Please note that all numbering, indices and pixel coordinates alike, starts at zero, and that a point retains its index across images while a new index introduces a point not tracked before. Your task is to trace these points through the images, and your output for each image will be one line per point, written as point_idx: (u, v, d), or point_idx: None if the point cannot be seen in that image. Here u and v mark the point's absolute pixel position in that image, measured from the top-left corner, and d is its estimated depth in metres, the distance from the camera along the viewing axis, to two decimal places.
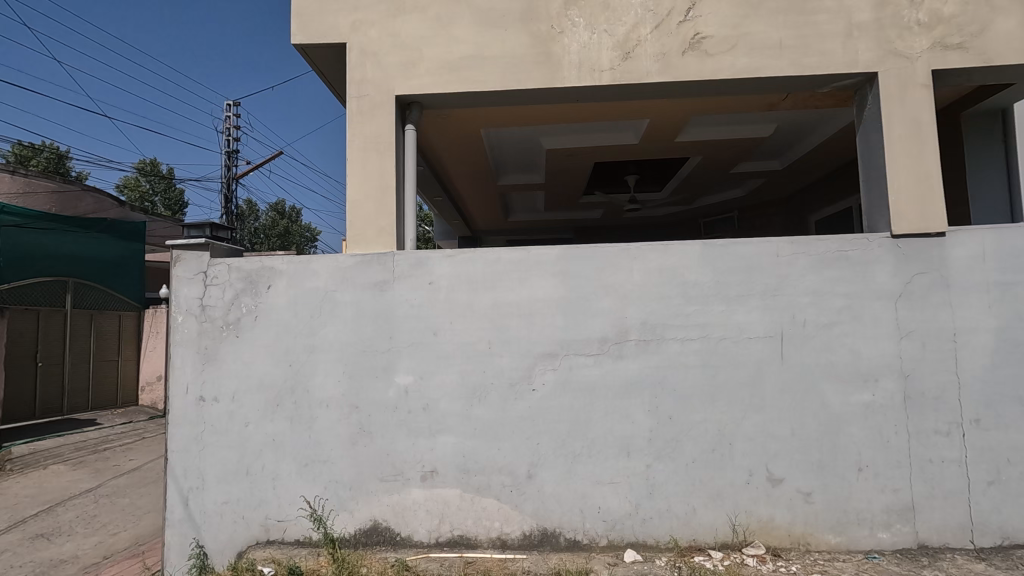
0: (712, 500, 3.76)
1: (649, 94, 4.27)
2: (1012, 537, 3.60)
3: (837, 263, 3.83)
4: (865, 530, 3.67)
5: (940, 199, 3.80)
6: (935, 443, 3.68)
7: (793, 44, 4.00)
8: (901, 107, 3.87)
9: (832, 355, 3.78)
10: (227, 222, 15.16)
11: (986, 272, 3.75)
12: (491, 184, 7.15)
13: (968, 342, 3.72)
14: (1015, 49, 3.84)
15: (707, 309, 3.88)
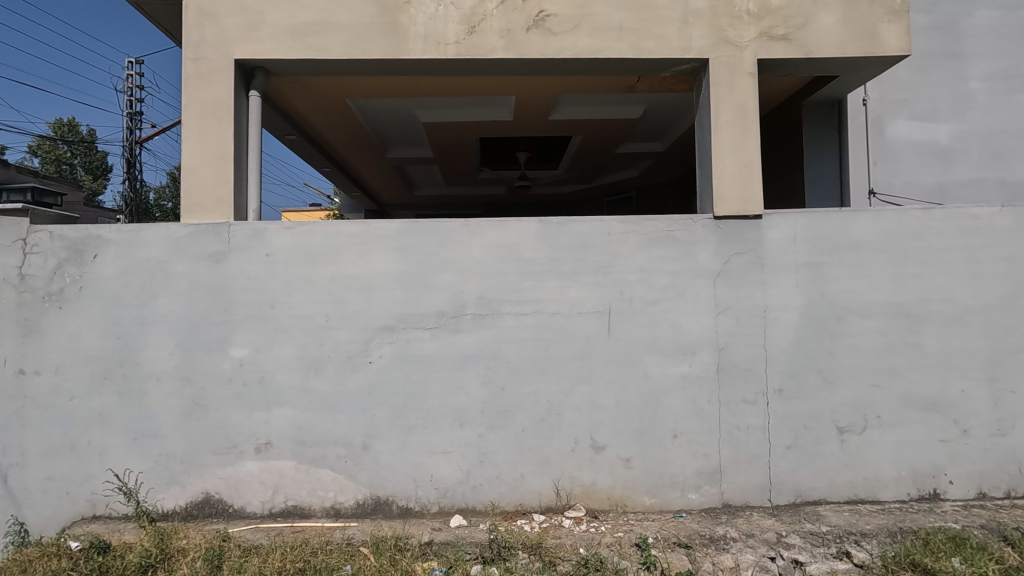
0: (539, 467, 3.94)
1: (499, 70, 4.29)
2: (805, 495, 3.95)
3: (664, 242, 4.01)
4: (677, 491, 3.94)
5: (760, 184, 4.02)
6: (743, 411, 3.97)
7: (633, 27, 4.08)
8: (729, 93, 4.04)
9: (656, 330, 3.99)
10: (132, 188, 14.34)
11: (797, 253, 4.02)
12: (380, 156, 6.99)
13: (777, 318, 4.00)
14: (834, 43, 4.06)
15: (541, 285, 3.99)
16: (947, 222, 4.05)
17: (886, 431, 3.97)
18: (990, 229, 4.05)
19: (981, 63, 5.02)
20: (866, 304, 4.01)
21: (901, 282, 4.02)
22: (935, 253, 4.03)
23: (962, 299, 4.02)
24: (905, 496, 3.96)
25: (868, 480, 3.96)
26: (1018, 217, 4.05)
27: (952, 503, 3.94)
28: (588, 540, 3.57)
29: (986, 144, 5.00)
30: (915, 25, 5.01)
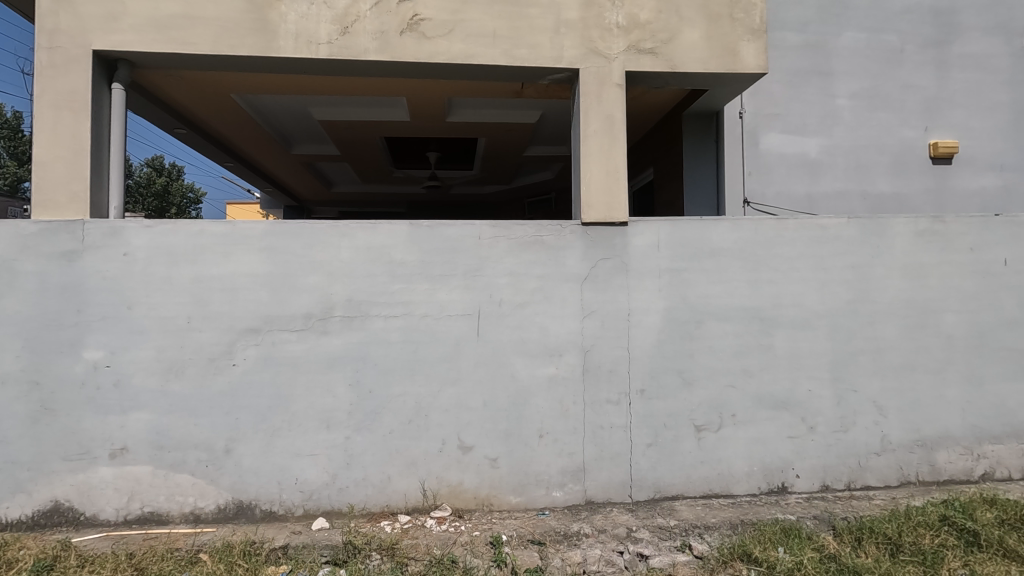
0: (406, 468, 3.97)
1: (377, 72, 4.28)
2: (663, 491, 4.14)
3: (533, 247, 4.11)
4: (542, 489, 4.06)
5: (626, 191, 4.17)
6: (607, 411, 4.12)
7: (506, 34, 4.14)
8: (598, 103, 4.17)
9: (524, 332, 4.08)
10: None
11: (660, 259, 4.19)
12: (285, 152, 6.84)
13: (640, 321, 4.16)
14: (698, 58, 4.24)
15: (411, 287, 4.02)
16: (799, 231, 4.30)
17: (740, 428, 4.20)
18: (837, 239, 4.33)
19: (848, 82, 5.35)
20: (724, 308, 4.22)
21: (756, 288, 4.25)
22: (787, 260, 4.28)
23: (811, 304, 4.29)
24: (756, 489, 4.20)
25: (722, 475, 4.18)
26: (862, 228, 4.35)
27: (798, 496, 4.21)
28: (444, 540, 3.64)
29: (851, 158, 5.33)
30: (788, 43, 5.28)
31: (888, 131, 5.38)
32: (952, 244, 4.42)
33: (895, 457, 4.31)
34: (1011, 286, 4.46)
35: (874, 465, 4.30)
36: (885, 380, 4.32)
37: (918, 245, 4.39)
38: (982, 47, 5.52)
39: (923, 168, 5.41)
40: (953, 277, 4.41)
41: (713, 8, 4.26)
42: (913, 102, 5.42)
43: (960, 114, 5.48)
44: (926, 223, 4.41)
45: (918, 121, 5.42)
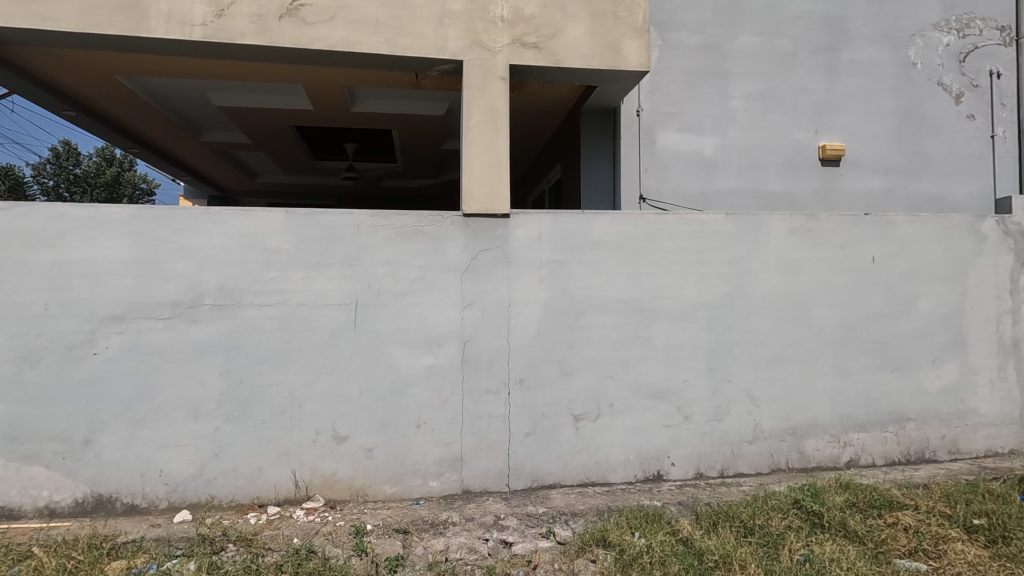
0: (278, 459, 3.92)
1: (258, 57, 4.20)
2: (541, 480, 4.20)
3: (413, 237, 4.10)
4: (418, 479, 4.06)
5: (508, 184, 4.20)
6: (485, 400, 4.15)
7: (389, 23, 4.12)
8: (481, 94, 4.19)
9: (402, 322, 4.07)
10: None
11: (541, 251, 4.24)
12: (194, 139, 6.65)
13: (520, 312, 4.20)
14: (581, 54, 4.31)
15: (285, 276, 3.95)
16: (679, 226, 4.41)
17: (618, 418, 4.30)
18: (716, 235, 4.46)
19: (742, 83, 5.52)
20: (603, 299, 4.31)
21: (636, 280, 4.35)
22: (666, 254, 4.39)
23: (689, 297, 4.41)
24: (631, 477, 4.30)
25: (599, 464, 4.27)
26: (740, 225, 4.50)
27: (672, 483, 4.33)
28: (307, 531, 3.61)
29: (745, 157, 5.50)
30: (686, 43, 5.42)
31: (781, 132, 5.58)
32: (825, 241, 4.61)
33: (767, 445, 4.48)
34: (879, 282, 4.69)
35: (747, 453, 4.46)
36: (759, 371, 4.49)
37: (793, 242, 4.57)
38: (870, 55, 5.79)
39: (813, 169, 5.63)
40: (825, 272, 4.61)
41: (598, 5, 4.34)
42: (804, 105, 5.64)
43: (849, 118, 5.73)
44: (801, 221, 4.59)
45: (809, 124, 5.64)
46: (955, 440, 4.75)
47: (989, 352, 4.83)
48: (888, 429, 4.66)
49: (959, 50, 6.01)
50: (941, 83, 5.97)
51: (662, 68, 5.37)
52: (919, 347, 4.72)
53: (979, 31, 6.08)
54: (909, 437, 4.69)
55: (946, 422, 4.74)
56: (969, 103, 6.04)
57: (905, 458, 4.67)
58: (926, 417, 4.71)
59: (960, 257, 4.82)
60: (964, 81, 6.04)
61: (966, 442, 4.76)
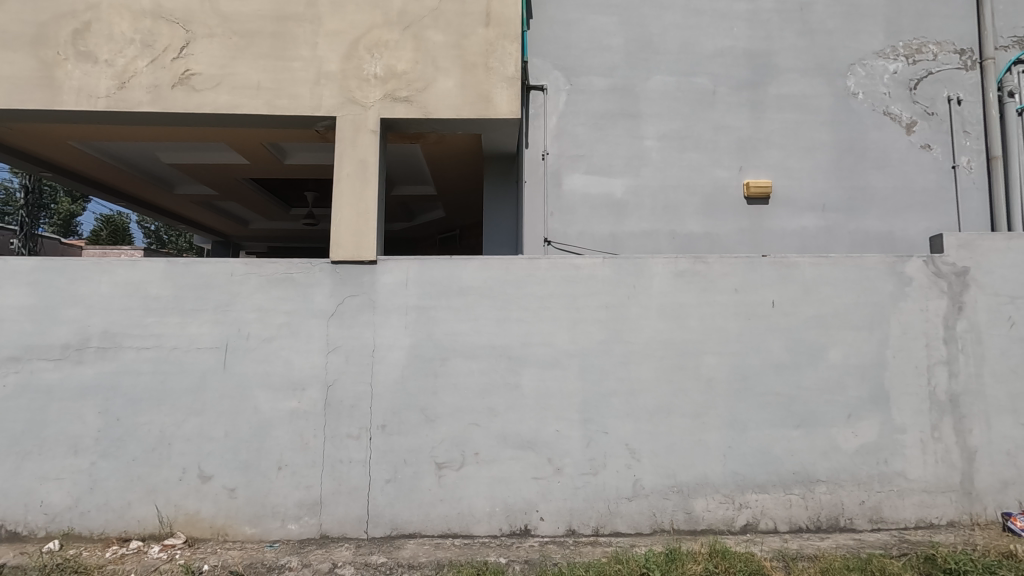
0: (145, 495, 4.12)
1: (160, 122, 4.64)
2: (400, 528, 4.14)
3: (283, 283, 4.31)
4: (277, 522, 4.13)
5: (376, 232, 4.34)
6: (346, 445, 4.19)
7: (269, 86, 4.46)
8: (352, 148, 4.40)
9: (268, 365, 4.24)
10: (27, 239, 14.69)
11: (407, 297, 4.31)
12: (170, 192, 7.34)
13: (384, 357, 4.26)
14: (451, 105, 4.44)
15: (163, 320, 4.25)
16: (551, 271, 4.36)
17: (482, 467, 4.20)
18: (592, 279, 4.37)
19: (656, 123, 5.42)
20: (470, 345, 4.29)
21: (504, 326, 4.31)
22: (537, 299, 4.34)
23: (560, 343, 4.30)
24: (496, 531, 4.15)
25: (462, 515, 4.15)
26: (618, 269, 4.38)
27: (539, 539, 4.12)
28: (146, 567, 3.75)
29: (659, 199, 5.36)
30: (595, 87, 5.43)
31: (699, 172, 5.40)
32: (713, 285, 4.37)
33: (648, 503, 4.18)
34: (778, 329, 4.35)
35: (625, 511, 4.18)
36: (639, 422, 4.25)
37: (677, 286, 4.37)
38: (800, 88, 5.53)
39: (736, 208, 5.38)
40: (714, 318, 4.35)
41: (468, 57, 4.47)
42: (725, 142, 5.44)
43: (777, 154, 5.46)
44: (686, 264, 4.39)
45: (730, 161, 5.42)
46: (877, 507, 4.21)
47: (917, 408, 4.30)
48: (793, 491, 4.22)
49: (908, 77, 5.59)
50: (887, 113, 5.54)
51: (569, 112, 5.39)
52: (829, 401, 4.30)
53: (932, 56, 5.62)
54: (820, 502, 4.20)
55: (866, 486, 4.23)
56: (923, 132, 5.54)
57: (815, 525, 4.19)
58: (840, 479, 4.23)
59: (877, 302, 4.40)
60: (917, 110, 5.57)
61: (891, 510, 4.21)
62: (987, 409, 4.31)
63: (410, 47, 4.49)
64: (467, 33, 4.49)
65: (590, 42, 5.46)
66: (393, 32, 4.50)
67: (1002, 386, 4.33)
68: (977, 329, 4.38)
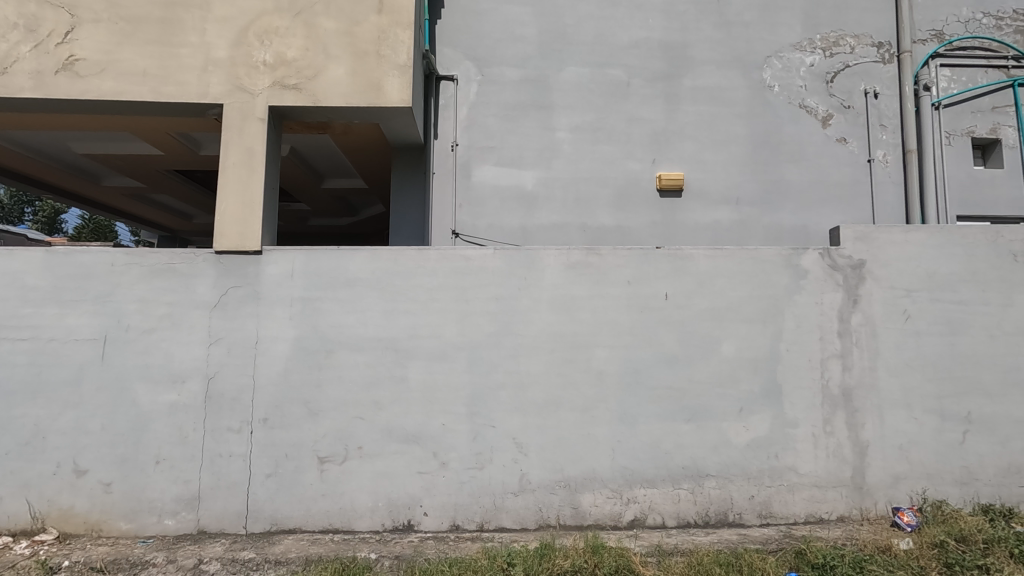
0: (18, 490, 4.02)
1: (48, 109, 4.52)
2: (280, 524, 4.06)
3: (165, 274, 4.21)
4: (153, 517, 4.04)
5: (262, 222, 4.25)
6: (226, 439, 4.11)
7: (155, 73, 4.36)
8: (239, 136, 4.31)
9: (148, 357, 4.15)
10: None
11: (292, 288, 4.22)
12: (97, 185, 7.21)
13: (267, 349, 4.18)
14: (341, 94, 4.35)
15: (41, 311, 4.14)
16: (441, 262, 4.28)
17: (366, 461, 4.12)
18: (482, 271, 4.28)
19: (568, 115, 5.34)
20: (356, 338, 4.20)
21: (391, 318, 4.22)
22: (426, 291, 4.25)
23: (448, 335, 4.22)
24: (379, 526, 4.07)
25: (344, 510, 4.07)
26: (510, 261, 4.30)
27: (422, 535, 4.05)
28: (5, 564, 3.66)
29: (570, 191, 5.28)
30: (506, 77, 5.34)
31: (611, 164, 5.33)
32: (606, 277, 4.31)
33: (534, 498, 4.12)
34: (671, 322, 4.29)
35: (510, 506, 4.11)
36: (527, 416, 4.18)
37: (569, 278, 4.30)
38: (716, 81, 5.46)
39: (649, 201, 5.31)
40: (606, 311, 4.28)
41: (359, 45, 4.39)
42: (639, 134, 5.37)
43: (691, 146, 5.39)
44: (579, 256, 4.32)
45: (644, 154, 5.35)
46: (767, 502, 4.16)
47: (810, 402, 4.25)
48: (682, 486, 4.16)
49: (825, 70, 5.54)
50: (803, 106, 5.50)
51: (479, 103, 5.31)
52: (720, 395, 4.24)
53: (850, 49, 5.57)
54: (708, 497, 4.15)
55: (756, 481, 4.18)
56: (839, 126, 5.50)
57: (703, 520, 4.14)
58: (730, 474, 4.17)
59: (772, 295, 4.34)
60: (833, 103, 5.52)
61: (781, 505, 4.16)
62: (880, 403, 4.27)
63: (301, 34, 4.41)
64: (359, 20, 4.41)
65: (503, 32, 5.37)
66: (283, 19, 4.41)
67: (896, 380, 4.29)
68: (872, 322, 4.33)
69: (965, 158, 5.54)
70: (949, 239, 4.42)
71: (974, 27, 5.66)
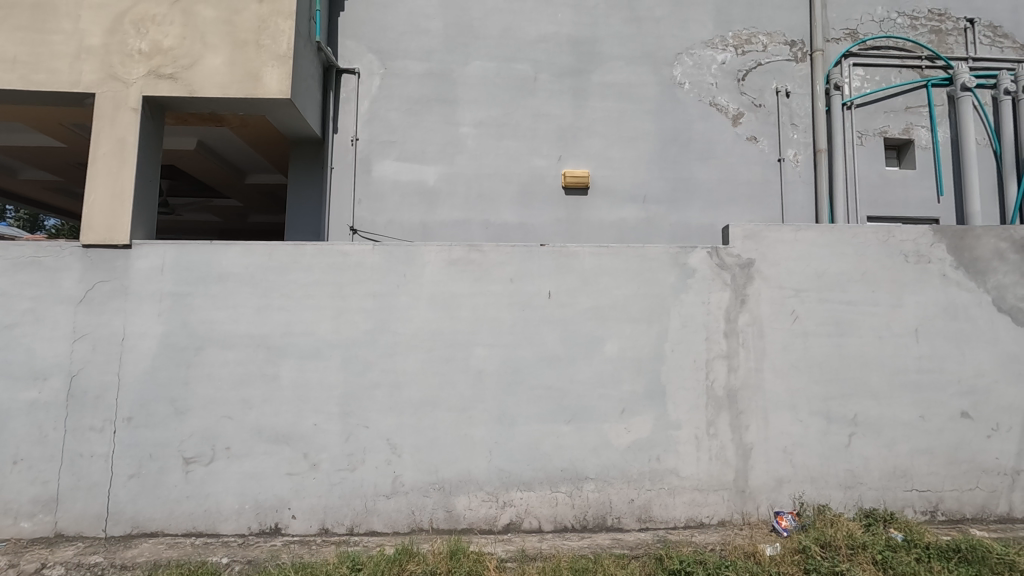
0: None
1: None
2: (141, 526, 3.93)
3: (28, 267, 4.04)
4: (9, 519, 3.89)
5: (132, 214, 4.11)
6: (88, 438, 3.97)
7: (26, 60, 4.18)
8: (110, 126, 4.17)
9: (8, 354, 3.99)
10: None
11: (162, 283, 4.09)
12: (14, 178, 7.05)
13: (134, 346, 4.04)
14: (218, 83, 4.23)
15: None
16: (317, 257, 4.16)
17: (233, 462, 3.99)
18: (360, 267, 4.17)
19: (472, 110, 5.24)
20: (226, 335, 4.07)
21: (263, 314, 4.10)
22: (301, 287, 4.13)
23: (323, 333, 4.10)
24: (244, 530, 3.95)
25: (208, 513, 3.95)
26: (389, 256, 4.18)
27: (288, 539, 3.93)
28: None
29: (473, 187, 5.18)
30: (410, 71, 5.24)
31: (516, 160, 5.22)
32: (487, 274, 4.20)
33: (406, 501, 4.01)
34: (553, 320, 4.19)
35: (381, 509, 3.99)
36: (402, 416, 4.06)
37: (449, 275, 4.19)
38: (625, 77, 5.38)
39: (553, 198, 5.22)
40: (486, 309, 4.17)
41: (239, 34, 4.27)
42: (545, 130, 5.27)
43: (598, 143, 5.30)
44: (460, 252, 4.22)
45: (549, 150, 5.25)
46: (646, 505, 4.07)
47: (693, 404, 4.16)
48: (560, 489, 4.06)
49: (736, 67, 5.47)
50: (713, 104, 5.42)
51: (381, 97, 5.20)
52: (602, 395, 4.14)
53: (762, 47, 5.50)
54: (586, 500, 4.05)
55: (636, 484, 4.08)
56: (750, 124, 5.43)
57: (580, 524, 4.03)
58: (609, 476, 4.08)
59: (658, 293, 4.25)
60: (744, 101, 5.45)
61: (661, 509, 4.07)
62: (766, 405, 4.18)
63: (178, 22, 4.28)
64: (238, 8, 4.29)
65: (407, 25, 5.26)
66: (160, 7, 4.28)
67: (782, 381, 4.21)
68: (759, 322, 4.25)
69: (877, 158, 5.48)
70: (840, 239, 4.35)
71: (888, 27, 5.60)
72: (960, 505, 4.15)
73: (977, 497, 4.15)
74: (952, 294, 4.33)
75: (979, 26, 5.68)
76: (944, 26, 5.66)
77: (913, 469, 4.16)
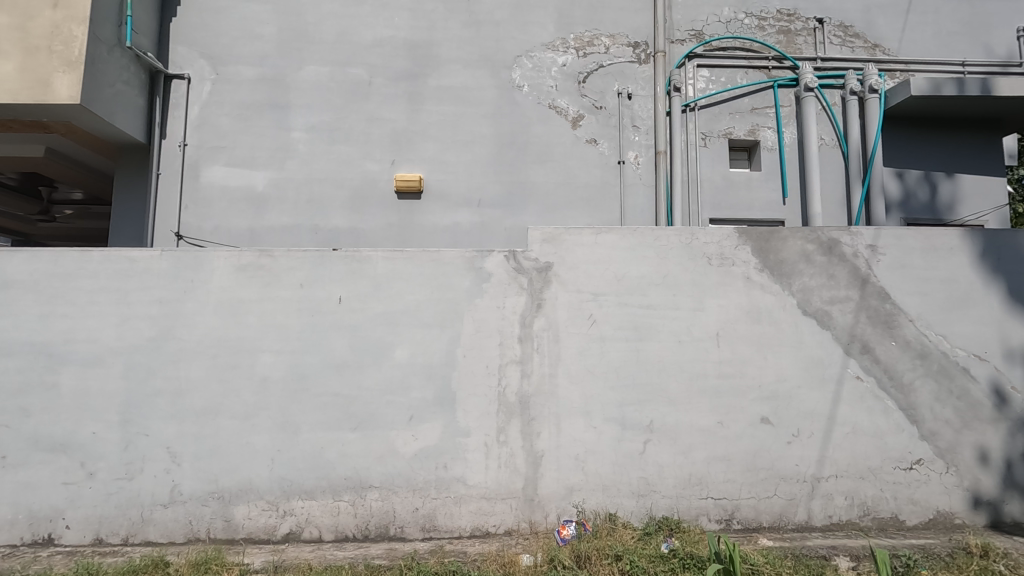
0: None
1: None
2: None
3: None
4: None
5: None
6: None
7: None
8: None
9: None
10: None
11: None
12: None
13: None
14: (7, 90, 4.20)
15: None
16: (102, 264, 4.09)
17: (8, 471, 3.93)
18: (146, 273, 4.10)
19: (304, 115, 5.20)
20: (6, 342, 4.01)
21: (44, 322, 4.03)
22: (84, 293, 4.06)
23: (105, 340, 4.05)
24: (17, 540, 3.90)
25: None
26: (175, 262, 4.11)
27: (59, 549, 3.88)
28: None
29: (303, 192, 5.13)
30: (242, 76, 5.20)
31: (347, 165, 5.18)
32: (277, 279, 4.12)
33: (184, 510, 3.95)
34: (343, 326, 4.11)
35: (158, 519, 3.94)
36: (183, 424, 4.00)
37: (238, 281, 4.11)
38: (462, 80, 5.32)
39: (385, 202, 5.17)
40: (274, 315, 4.10)
41: (31, 41, 4.25)
42: (378, 135, 5.23)
43: (433, 146, 5.24)
44: (250, 257, 4.13)
45: (382, 154, 5.21)
46: (431, 515, 4.00)
47: (483, 410, 4.08)
48: (343, 498, 3.99)
49: (577, 70, 5.42)
50: (553, 107, 5.36)
51: (211, 102, 5.17)
52: (389, 402, 4.06)
53: (604, 49, 5.45)
54: (369, 510, 3.99)
55: (421, 492, 4.01)
56: (589, 127, 5.37)
57: (361, 534, 3.97)
58: (393, 485, 4.01)
59: (450, 297, 4.17)
60: (585, 103, 5.39)
61: (445, 519, 4.00)
62: (558, 412, 4.09)
63: None
64: (31, 15, 4.27)
65: (239, 30, 5.23)
66: None
67: (576, 387, 4.12)
68: (555, 327, 4.17)
69: (720, 160, 5.41)
70: (641, 241, 4.25)
71: (735, 27, 5.55)
72: (756, 513, 4.06)
73: (774, 504, 4.06)
74: (756, 297, 4.23)
75: (830, 26, 5.60)
76: (793, 27, 5.59)
77: (709, 476, 4.07)
